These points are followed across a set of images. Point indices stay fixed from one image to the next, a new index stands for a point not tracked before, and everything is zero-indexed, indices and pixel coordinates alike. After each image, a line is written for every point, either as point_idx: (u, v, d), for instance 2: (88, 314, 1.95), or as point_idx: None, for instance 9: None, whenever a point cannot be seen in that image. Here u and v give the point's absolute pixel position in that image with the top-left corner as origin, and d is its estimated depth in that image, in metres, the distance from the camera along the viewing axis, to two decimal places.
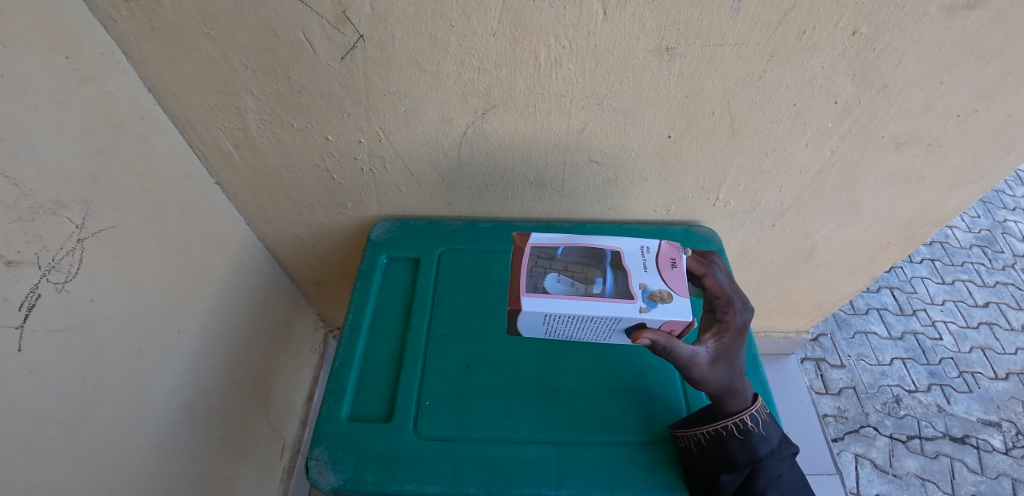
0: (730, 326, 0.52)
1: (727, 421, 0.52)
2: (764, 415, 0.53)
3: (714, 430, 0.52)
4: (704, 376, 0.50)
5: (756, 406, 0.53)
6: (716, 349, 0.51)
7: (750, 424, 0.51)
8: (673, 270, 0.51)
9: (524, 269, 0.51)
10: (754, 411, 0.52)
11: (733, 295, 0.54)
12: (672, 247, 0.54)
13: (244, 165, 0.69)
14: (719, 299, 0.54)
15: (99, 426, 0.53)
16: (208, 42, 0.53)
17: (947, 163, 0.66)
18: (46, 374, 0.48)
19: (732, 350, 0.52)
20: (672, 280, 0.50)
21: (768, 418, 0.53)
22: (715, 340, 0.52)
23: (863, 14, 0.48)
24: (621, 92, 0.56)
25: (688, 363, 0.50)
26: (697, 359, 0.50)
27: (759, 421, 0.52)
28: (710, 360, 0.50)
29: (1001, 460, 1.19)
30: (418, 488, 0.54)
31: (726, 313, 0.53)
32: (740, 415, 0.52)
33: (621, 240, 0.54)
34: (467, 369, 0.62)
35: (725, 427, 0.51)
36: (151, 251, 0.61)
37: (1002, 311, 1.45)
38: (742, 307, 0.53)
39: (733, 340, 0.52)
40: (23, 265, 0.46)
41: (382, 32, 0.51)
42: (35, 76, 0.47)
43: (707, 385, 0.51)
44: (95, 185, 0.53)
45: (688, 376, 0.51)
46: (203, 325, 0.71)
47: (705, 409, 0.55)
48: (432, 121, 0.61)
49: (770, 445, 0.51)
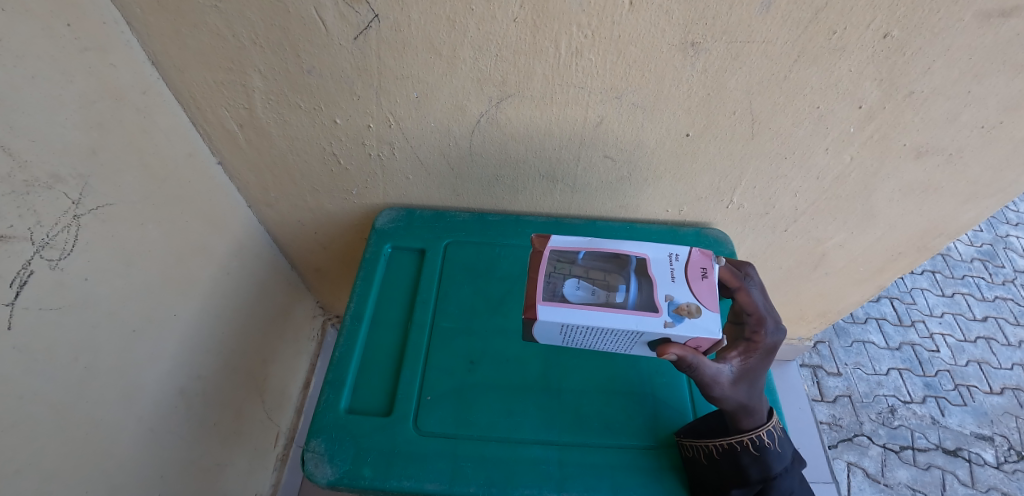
0: (758, 347, 0.49)
1: (742, 436, 0.50)
2: (778, 430, 0.51)
3: (728, 444, 0.50)
4: (725, 396, 0.48)
5: (772, 422, 0.51)
6: (740, 369, 0.48)
7: (766, 441, 0.50)
8: (703, 281, 0.49)
9: (543, 275, 0.50)
10: (770, 427, 0.50)
11: (766, 314, 0.50)
12: (702, 255, 0.51)
13: (249, 146, 0.67)
14: (752, 316, 0.50)
15: (89, 409, 0.52)
16: (216, 15, 0.51)
17: (966, 175, 0.65)
18: (37, 355, 0.46)
19: (756, 371, 0.49)
20: (701, 293, 0.48)
21: (783, 434, 0.52)
22: (739, 359, 0.49)
23: (896, 16, 0.47)
24: (642, 87, 0.54)
25: (709, 382, 0.47)
26: (720, 378, 0.47)
27: (774, 438, 0.50)
28: (732, 379, 0.48)
29: (992, 475, 1.19)
30: (415, 485, 0.53)
31: (756, 334, 0.50)
32: (755, 432, 0.50)
33: (646, 246, 0.52)
34: (469, 365, 0.61)
35: (739, 442, 0.50)
36: (150, 231, 0.59)
37: (1000, 327, 1.44)
38: (775, 328, 0.50)
39: (759, 361, 0.49)
40: (16, 239, 0.44)
41: (399, 12, 0.49)
42: (33, 42, 0.45)
43: (724, 402, 0.49)
44: (93, 159, 0.51)
45: (707, 394, 0.49)
46: (200, 308, 0.69)
47: (716, 420, 0.53)
48: (444, 109, 0.59)
49: (784, 463, 0.50)
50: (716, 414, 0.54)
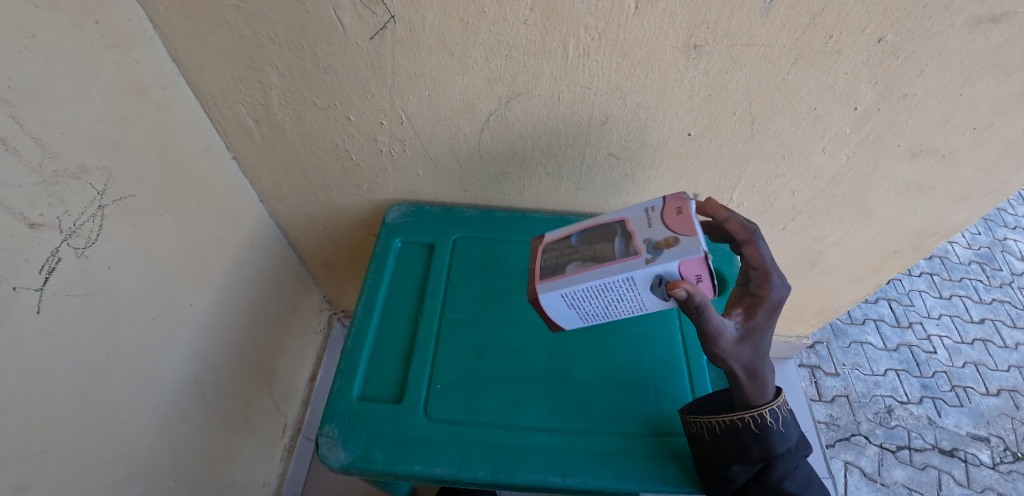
0: (764, 303, 0.49)
1: (744, 413, 0.51)
2: (785, 411, 0.52)
3: (730, 419, 0.51)
4: (728, 354, 0.48)
5: (777, 401, 0.51)
6: (743, 326, 0.48)
7: (770, 419, 0.50)
8: (680, 217, 0.47)
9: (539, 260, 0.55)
10: (776, 406, 0.51)
11: (772, 270, 0.50)
12: (678, 197, 0.50)
13: (263, 141, 0.69)
14: (758, 270, 0.50)
15: (110, 394, 0.54)
16: (237, 14, 0.53)
17: (959, 176, 0.67)
18: (62, 340, 0.48)
19: (761, 329, 0.49)
20: (680, 227, 0.47)
21: (789, 415, 0.52)
22: (743, 317, 0.49)
23: (889, 22, 0.49)
24: (646, 87, 0.56)
25: (711, 335, 0.47)
26: (723, 332, 0.47)
27: (779, 418, 0.51)
28: (736, 336, 0.48)
29: (987, 475, 1.21)
30: (425, 469, 0.55)
31: (761, 290, 0.49)
32: (759, 409, 0.50)
33: (624, 211, 0.53)
34: (477, 355, 0.63)
35: (742, 419, 0.51)
36: (168, 222, 0.61)
37: (997, 329, 1.46)
38: (781, 284, 0.49)
39: (764, 318, 0.49)
40: (46, 227, 0.46)
41: (413, 14, 0.51)
42: (64, 39, 0.47)
43: (725, 362, 0.49)
44: (116, 152, 0.53)
45: (710, 350, 0.48)
46: (214, 299, 0.71)
47: (724, 400, 0.55)
48: (455, 107, 0.61)
49: (788, 443, 0.50)
50: (725, 395, 0.55)
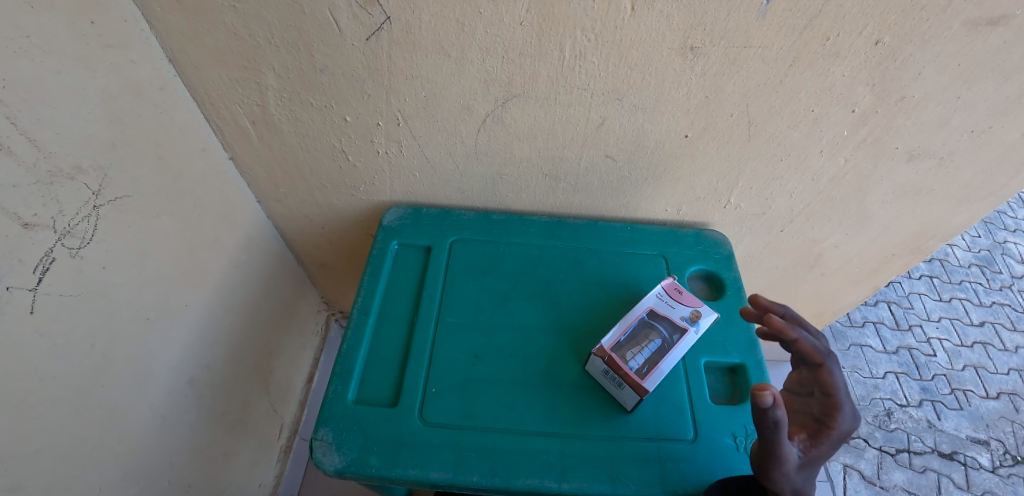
0: (831, 435, 0.46)
1: None
2: None
3: None
4: (787, 479, 0.46)
5: None
6: (805, 456, 0.46)
7: None
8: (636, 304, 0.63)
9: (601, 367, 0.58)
10: None
11: (846, 400, 0.47)
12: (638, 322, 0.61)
13: (260, 142, 0.69)
14: (830, 398, 0.47)
15: (104, 394, 0.54)
16: (233, 15, 0.53)
17: (957, 178, 0.67)
18: (56, 339, 0.48)
19: (822, 460, 0.46)
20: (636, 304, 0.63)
21: None
22: (807, 444, 0.46)
23: (887, 24, 0.49)
24: (642, 89, 0.56)
25: (776, 455, 0.44)
26: (787, 459, 0.45)
27: None
28: (798, 464, 0.45)
29: (987, 478, 1.20)
30: (421, 474, 0.55)
31: (832, 420, 0.46)
32: None
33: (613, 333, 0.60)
34: (474, 358, 0.62)
35: None
36: (164, 223, 0.61)
37: (997, 332, 1.46)
38: (852, 418, 0.47)
39: (828, 450, 0.46)
40: (39, 227, 0.46)
41: (410, 15, 0.51)
42: (61, 39, 0.47)
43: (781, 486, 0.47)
44: (112, 152, 0.53)
45: (767, 473, 0.46)
46: (210, 300, 0.71)
47: None
48: (452, 108, 0.61)
49: None
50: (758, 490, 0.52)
